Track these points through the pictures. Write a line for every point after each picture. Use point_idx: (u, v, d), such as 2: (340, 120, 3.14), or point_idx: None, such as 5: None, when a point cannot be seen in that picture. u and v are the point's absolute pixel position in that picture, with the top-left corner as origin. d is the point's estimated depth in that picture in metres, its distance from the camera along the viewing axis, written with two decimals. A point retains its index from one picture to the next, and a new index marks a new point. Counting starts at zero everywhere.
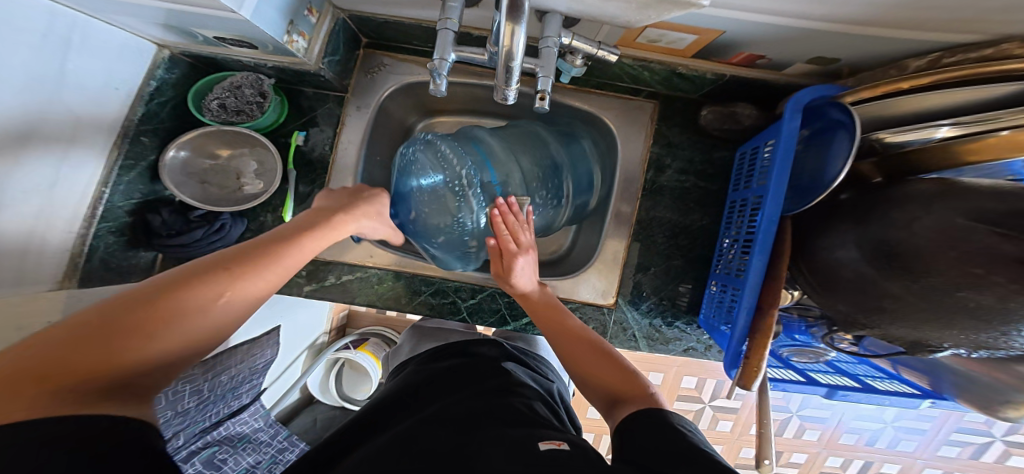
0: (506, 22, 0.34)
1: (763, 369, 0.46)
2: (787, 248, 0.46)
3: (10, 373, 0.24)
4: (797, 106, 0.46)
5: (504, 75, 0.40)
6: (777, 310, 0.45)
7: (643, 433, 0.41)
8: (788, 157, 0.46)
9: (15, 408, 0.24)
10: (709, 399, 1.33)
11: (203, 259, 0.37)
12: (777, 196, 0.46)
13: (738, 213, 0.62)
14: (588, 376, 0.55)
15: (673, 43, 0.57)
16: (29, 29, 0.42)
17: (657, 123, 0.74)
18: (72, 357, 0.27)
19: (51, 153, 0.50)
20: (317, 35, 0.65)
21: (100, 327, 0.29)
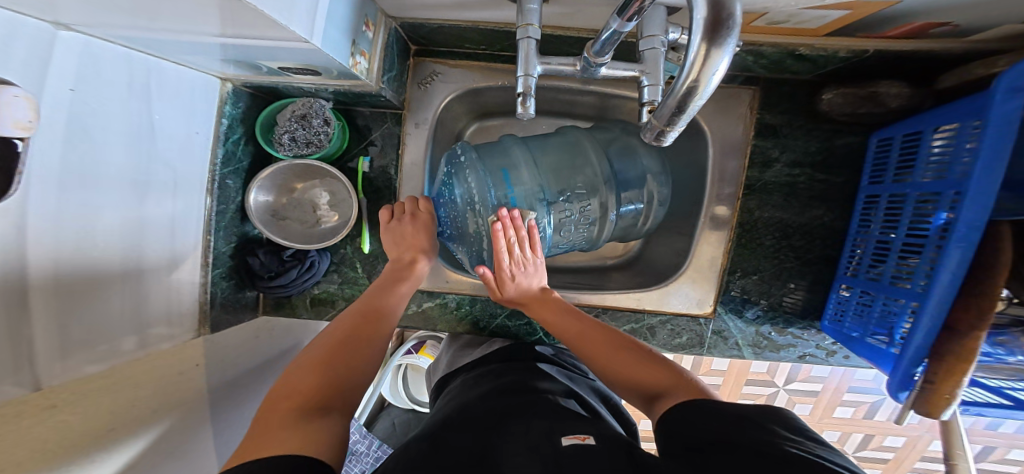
0: (699, 46, 0.24)
1: (955, 398, 0.47)
2: (1004, 268, 0.43)
3: (267, 409, 0.39)
4: (1019, 82, 0.37)
5: (665, 117, 0.31)
6: (983, 334, 0.44)
7: (681, 421, 0.40)
8: (1002, 149, 0.39)
9: (270, 437, 0.35)
10: (784, 383, 1.44)
11: (337, 321, 0.52)
12: (978, 200, 0.41)
13: (887, 214, 0.60)
14: (621, 381, 0.52)
15: (804, 22, 0.51)
16: (114, 83, 0.39)
17: (758, 113, 0.71)
18: (294, 386, 0.42)
19: (144, 212, 0.47)
20: (376, 52, 0.56)
21: (312, 370, 0.44)
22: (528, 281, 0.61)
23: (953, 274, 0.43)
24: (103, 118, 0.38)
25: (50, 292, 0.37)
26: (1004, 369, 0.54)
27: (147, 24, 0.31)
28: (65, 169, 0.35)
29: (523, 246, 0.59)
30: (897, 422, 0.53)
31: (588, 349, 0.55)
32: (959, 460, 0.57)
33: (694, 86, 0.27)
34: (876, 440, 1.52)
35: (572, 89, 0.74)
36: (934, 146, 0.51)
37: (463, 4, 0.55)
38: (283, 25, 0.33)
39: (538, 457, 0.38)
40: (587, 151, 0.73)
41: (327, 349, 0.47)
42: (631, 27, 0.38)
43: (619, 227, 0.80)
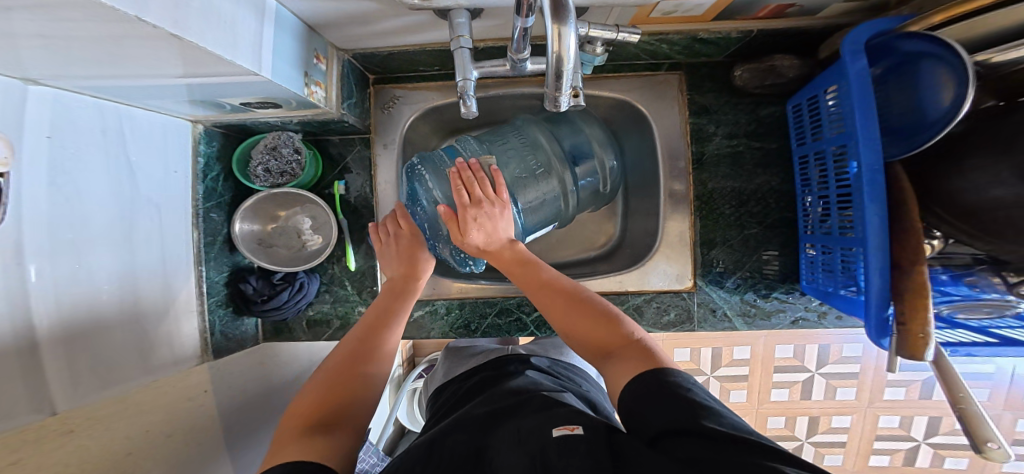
0: (552, 25, 0.32)
1: (932, 337, 0.43)
2: (911, 198, 0.46)
3: (290, 422, 0.43)
4: (857, 47, 0.47)
5: (554, 83, 0.39)
6: (924, 267, 0.45)
7: (641, 397, 0.39)
8: (868, 101, 0.45)
9: (285, 456, 0.38)
10: (816, 367, 1.41)
11: (348, 333, 0.55)
12: (869, 143, 0.45)
13: (816, 167, 0.62)
14: (569, 330, 0.53)
15: (690, 11, 0.59)
16: (90, 129, 0.45)
17: (687, 93, 0.75)
18: (314, 398, 0.45)
19: (127, 250, 0.51)
20: (332, 82, 0.63)
21: (329, 379, 0.48)
22: (489, 226, 0.60)
23: (878, 210, 0.45)
24: (81, 160, 0.44)
25: (55, 320, 0.42)
26: (982, 306, 0.51)
27: (108, 69, 0.37)
28: (53, 208, 0.41)
29: (484, 186, 0.61)
30: (888, 372, 0.49)
31: (547, 304, 0.55)
32: (966, 404, 0.47)
33: (560, 54, 0.35)
34: (948, 421, 1.44)
35: (523, 95, 0.80)
36: (829, 102, 0.56)
37: (399, 31, 0.62)
38: (228, 60, 0.39)
39: (525, 452, 0.38)
40: (536, 137, 0.76)
41: (336, 362, 0.50)
42: (532, 22, 0.43)
43: (585, 199, 0.83)
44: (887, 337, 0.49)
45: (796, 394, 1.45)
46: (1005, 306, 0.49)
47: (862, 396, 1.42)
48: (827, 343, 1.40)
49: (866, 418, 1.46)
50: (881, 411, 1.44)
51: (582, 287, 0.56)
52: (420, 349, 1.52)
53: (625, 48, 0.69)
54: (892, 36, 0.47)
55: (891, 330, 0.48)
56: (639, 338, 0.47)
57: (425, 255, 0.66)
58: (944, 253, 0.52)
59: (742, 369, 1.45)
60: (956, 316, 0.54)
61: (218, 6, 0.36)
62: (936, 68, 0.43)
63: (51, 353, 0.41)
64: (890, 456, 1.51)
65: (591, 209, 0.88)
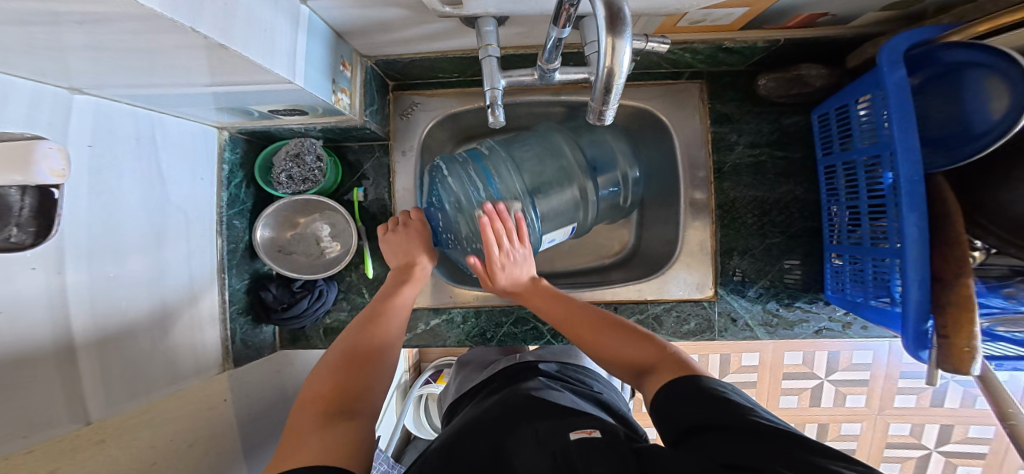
0: (607, 39, 0.32)
1: (978, 351, 0.43)
2: (955, 210, 0.45)
3: (302, 407, 0.44)
4: (893, 57, 0.46)
5: (601, 96, 0.39)
6: (969, 280, 0.44)
7: (673, 399, 0.40)
8: (906, 110, 0.44)
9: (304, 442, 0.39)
10: (826, 374, 1.39)
11: (352, 324, 0.56)
12: (908, 155, 0.44)
13: (844, 177, 0.62)
14: (609, 354, 0.52)
15: (719, 20, 0.58)
16: (127, 136, 0.45)
17: (709, 102, 0.75)
18: (325, 386, 0.46)
19: (155, 258, 0.50)
20: (356, 89, 0.63)
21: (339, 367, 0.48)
22: (514, 273, 0.62)
23: (918, 222, 0.44)
24: (120, 168, 0.44)
25: (89, 329, 0.41)
26: (1020, 319, 0.51)
27: (148, 78, 0.37)
28: (90, 216, 0.40)
29: (515, 239, 0.61)
30: (928, 385, 0.48)
31: (582, 338, 0.56)
32: (1015, 420, 0.46)
33: (612, 69, 0.34)
34: (959, 430, 1.42)
35: (542, 102, 0.79)
36: (861, 113, 0.55)
37: (424, 38, 0.62)
38: (267, 68, 0.38)
39: (547, 452, 0.39)
40: (559, 144, 0.76)
41: (342, 352, 0.50)
42: (567, 33, 0.43)
43: (604, 209, 0.83)
44: (926, 350, 0.48)
45: (805, 401, 1.44)
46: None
47: (872, 404, 1.41)
48: (838, 351, 1.38)
49: (876, 426, 1.44)
50: (891, 419, 1.43)
51: (614, 316, 0.57)
52: (425, 354, 1.51)
53: (650, 56, 0.68)
54: (934, 46, 0.46)
55: (930, 343, 0.48)
56: (672, 350, 0.48)
57: (422, 252, 0.66)
58: (982, 264, 0.53)
59: (751, 376, 1.43)
60: (995, 328, 0.53)
61: (259, 15, 0.36)
62: (987, 77, 0.43)
63: (87, 362, 0.41)
64: (900, 464, 1.50)
65: (608, 220, 0.88)
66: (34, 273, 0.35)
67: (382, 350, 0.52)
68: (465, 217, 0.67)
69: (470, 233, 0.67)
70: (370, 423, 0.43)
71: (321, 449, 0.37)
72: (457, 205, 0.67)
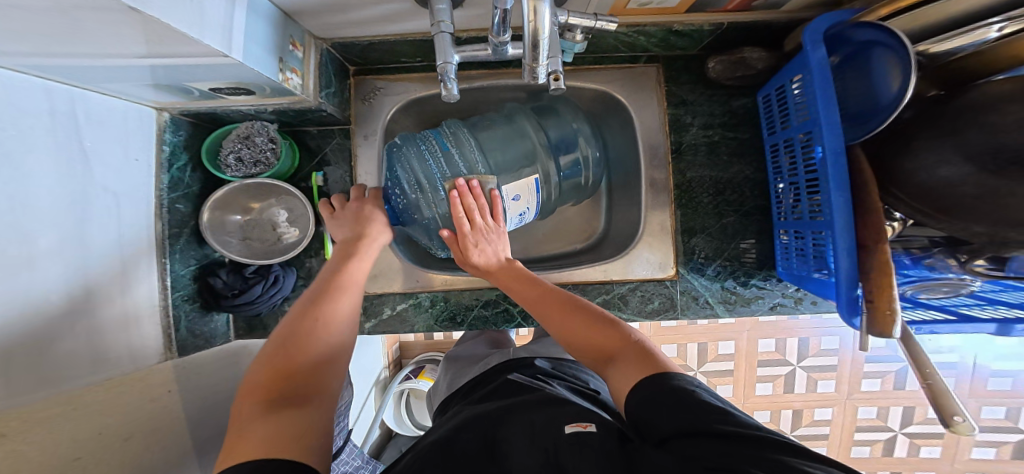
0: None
1: (898, 312, 0.45)
2: (870, 178, 0.48)
3: (243, 398, 0.42)
4: (816, 37, 0.49)
5: (531, 53, 0.39)
6: (888, 247, 0.46)
7: (643, 400, 0.40)
8: (829, 88, 0.47)
9: (243, 432, 0.37)
10: (797, 360, 1.44)
11: (297, 302, 0.54)
12: (832, 129, 0.47)
13: (784, 154, 0.64)
14: (567, 336, 0.54)
15: (664, 2, 0.60)
16: (38, 113, 0.42)
17: (666, 85, 0.77)
18: (267, 373, 0.44)
19: (74, 242, 0.47)
20: (309, 71, 0.62)
21: (282, 350, 0.47)
22: (490, 251, 0.63)
23: (843, 193, 0.47)
24: (36, 145, 0.42)
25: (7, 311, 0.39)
26: (941, 286, 0.54)
27: (67, 43, 0.36)
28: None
29: (484, 213, 0.63)
30: (861, 350, 0.51)
31: (552, 319, 0.55)
32: (934, 380, 0.49)
33: (536, 26, 0.35)
34: (920, 411, 1.49)
35: (505, 87, 0.80)
36: (795, 92, 0.58)
37: (375, 20, 0.62)
38: (194, 38, 0.37)
39: (538, 448, 0.41)
40: (523, 125, 0.77)
41: (284, 334, 0.48)
42: (511, 3, 0.43)
43: (567, 189, 0.85)
44: (858, 315, 0.50)
45: (779, 387, 1.48)
46: (961, 285, 0.53)
47: (840, 387, 1.47)
48: (807, 336, 1.43)
49: (846, 409, 1.49)
50: (859, 402, 1.48)
51: (580, 298, 0.57)
52: (405, 351, 1.50)
53: (604, 39, 0.70)
54: (846, 26, 0.48)
55: (862, 308, 0.50)
56: (636, 338, 0.49)
57: (379, 222, 0.65)
58: (905, 235, 0.55)
59: (727, 364, 1.47)
60: (918, 295, 0.56)
61: None
62: (886, 56, 0.45)
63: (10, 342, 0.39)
64: (869, 446, 1.55)
65: (574, 202, 0.89)
66: None
67: (329, 327, 0.51)
68: (425, 195, 0.68)
69: (430, 212, 0.69)
70: (326, 410, 0.43)
71: (269, 433, 0.37)
72: (417, 185, 0.68)
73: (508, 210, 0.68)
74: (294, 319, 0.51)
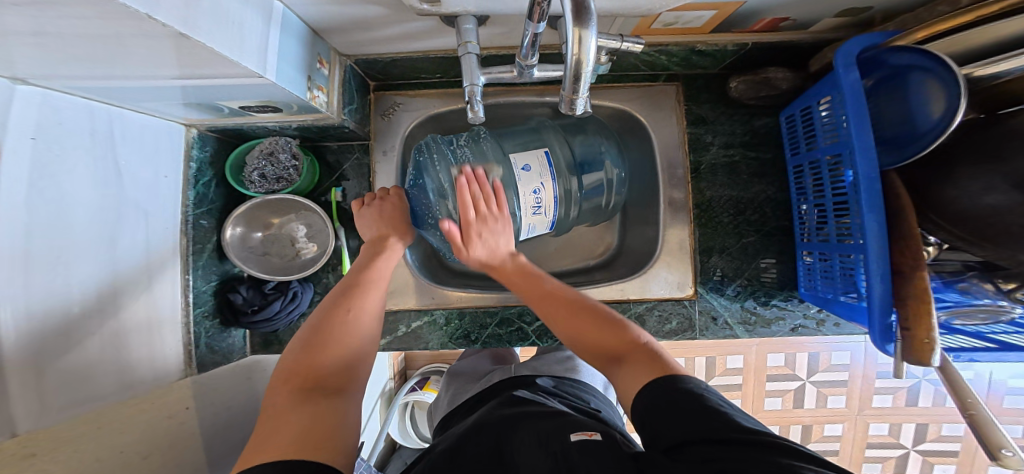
0: (573, 29, 0.32)
1: (937, 342, 0.44)
2: (907, 201, 0.47)
3: (278, 383, 0.43)
4: (849, 60, 0.48)
5: (571, 85, 0.39)
6: (925, 274, 0.45)
7: (650, 405, 0.40)
8: (861, 110, 0.47)
9: (277, 423, 0.38)
10: (807, 375, 1.42)
11: (328, 296, 0.54)
12: (865, 153, 0.46)
13: (810, 175, 0.64)
14: (571, 331, 0.55)
15: (690, 23, 0.60)
16: (76, 131, 0.42)
17: (686, 104, 0.77)
18: (298, 362, 0.45)
19: (102, 259, 0.47)
20: (334, 87, 0.62)
21: (313, 340, 0.47)
22: (492, 243, 0.61)
23: (877, 217, 0.46)
24: (72, 165, 0.42)
25: (25, 333, 0.37)
26: (976, 312, 0.52)
27: (110, 68, 0.36)
28: (32, 214, 0.37)
29: (490, 201, 0.60)
30: (895, 377, 0.49)
31: (560, 317, 0.56)
32: (976, 410, 0.47)
33: (580, 58, 0.35)
34: (933, 428, 1.46)
35: (524, 103, 0.80)
36: (822, 113, 0.57)
37: (401, 38, 0.62)
38: (233, 61, 0.38)
39: (547, 452, 0.40)
40: (552, 143, 0.79)
41: (315, 326, 0.49)
42: (543, 27, 0.43)
43: (585, 210, 0.85)
44: (891, 343, 0.49)
45: (789, 402, 1.45)
46: (999, 312, 0.51)
47: (852, 404, 1.44)
48: (818, 351, 1.42)
49: (857, 426, 1.47)
50: (870, 419, 1.46)
51: (587, 295, 0.59)
52: (410, 362, 1.49)
53: (626, 59, 0.70)
54: (881, 50, 0.49)
55: (896, 336, 0.49)
56: (645, 342, 0.50)
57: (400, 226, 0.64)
58: (937, 260, 0.55)
59: (736, 378, 1.44)
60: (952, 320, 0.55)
61: (226, 6, 0.35)
62: (925, 80, 0.45)
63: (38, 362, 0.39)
64: (881, 464, 1.52)
65: (588, 223, 0.88)
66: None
67: (357, 320, 0.51)
68: (445, 196, 0.68)
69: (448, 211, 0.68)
70: (352, 405, 0.44)
71: (300, 431, 0.37)
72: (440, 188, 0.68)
73: (525, 208, 0.67)
74: (322, 313, 0.51)
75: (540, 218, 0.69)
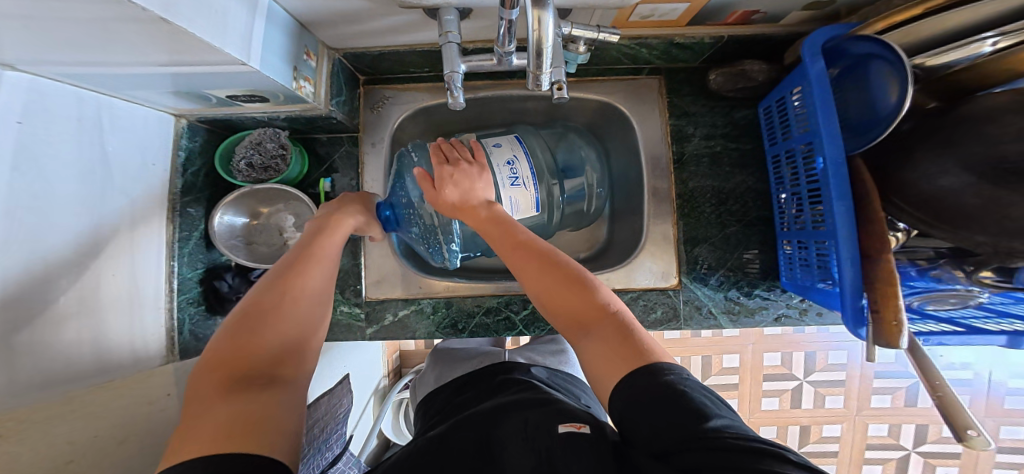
0: (533, 11, 0.34)
1: (905, 324, 0.44)
2: (873, 188, 0.48)
3: (203, 371, 0.38)
4: (815, 50, 0.50)
5: (536, 62, 0.40)
6: (891, 257, 0.46)
7: (632, 394, 0.38)
8: (828, 98, 0.48)
9: (203, 416, 0.34)
10: (803, 374, 1.42)
11: (265, 277, 0.49)
12: (833, 138, 0.48)
13: (787, 165, 0.65)
14: (542, 297, 0.50)
15: (665, 16, 0.62)
16: (65, 119, 0.44)
17: (667, 97, 0.78)
18: (229, 348, 0.40)
19: (85, 241, 0.48)
20: (321, 79, 0.64)
21: (246, 325, 0.42)
22: (465, 183, 0.59)
23: (844, 203, 0.47)
24: (56, 148, 0.43)
25: (6, 308, 0.38)
26: (948, 297, 0.53)
27: (96, 52, 0.38)
28: (16, 194, 0.39)
29: (465, 154, 0.63)
30: (867, 361, 0.50)
31: (517, 267, 0.53)
32: (943, 392, 0.47)
33: (540, 36, 0.36)
34: (934, 428, 1.45)
35: (510, 97, 0.82)
36: (795, 103, 0.59)
37: (386, 31, 0.63)
38: (216, 47, 0.39)
39: (532, 449, 0.41)
40: (534, 146, 0.82)
41: (248, 310, 0.44)
42: (516, 15, 0.45)
43: (568, 214, 0.87)
44: (864, 326, 0.50)
45: (785, 402, 1.45)
46: (969, 297, 0.52)
47: (850, 404, 1.44)
48: (813, 350, 1.42)
49: (856, 426, 1.46)
50: (869, 419, 1.45)
51: (556, 250, 0.53)
52: (405, 360, 1.50)
53: (608, 52, 0.72)
54: (843, 40, 0.49)
55: (868, 320, 0.49)
56: (614, 309, 0.46)
57: (354, 212, 0.62)
58: (909, 247, 0.56)
59: (731, 377, 1.45)
60: (925, 306, 0.56)
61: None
62: (885, 68, 0.46)
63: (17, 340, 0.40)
64: (881, 465, 1.51)
65: (573, 228, 0.90)
66: None
67: (301, 303, 0.47)
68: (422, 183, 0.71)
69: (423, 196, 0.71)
70: (291, 390, 0.40)
71: (232, 421, 0.33)
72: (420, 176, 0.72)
73: (501, 174, 0.69)
74: (256, 295, 0.46)
75: (518, 190, 0.69)
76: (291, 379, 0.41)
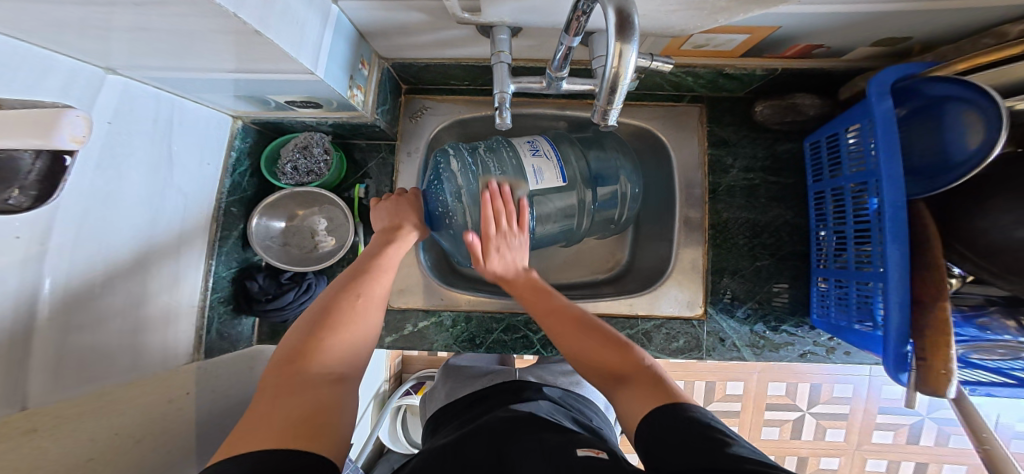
0: (615, 44, 0.34)
1: (953, 373, 0.44)
2: (932, 232, 0.48)
3: (281, 358, 0.44)
4: (883, 89, 0.49)
5: (606, 96, 0.40)
6: (945, 304, 0.46)
7: (662, 430, 0.40)
8: (893, 139, 0.47)
9: (270, 409, 0.38)
10: (808, 407, 1.39)
11: (337, 280, 0.54)
12: (892, 182, 0.47)
13: (833, 204, 0.64)
14: (579, 355, 0.54)
15: (721, 46, 0.61)
16: (144, 122, 0.48)
17: (707, 126, 0.78)
18: (303, 344, 0.45)
19: (136, 237, 0.50)
20: (371, 87, 0.64)
21: (319, 323, 0.47)
22: (509, 258, 0.63)
23: (900, 247, 0.46)
24: (132, 147, 0.47)
25: (60, 297, 0.41)
26: (996, 347, 0.53)
27: (178, 47, 0.38)
28: (92, 190, 0.43)
29: (510, 220, 0.62)
30: (907, 407, 0.49)
31: (558, 333, 0.57)
32: (990, 445, 0.48)
33: (618, 71, 0.36)
34: (933, 468, 1.43)
35: (549, 115, 0.82)
36: (850, 141, 0.58)
37: (440, 44, 0.63)
38: (292, 57, 0.40)
39: (550, 462, 0.41)
40: (567, 153, 0.79)
41: (321, 309, 0.49)
42: (578, 42, 0.45)
43: (597, 222, 0.85)
44: (905, 371, 0.49)
45: (786, 433, 1.43)
46: (1019, 348, 0.51)
47: (851, 439, 1.42)
48: (820, 383, 1.40)
49: (854, 461, 1.44)
50: (869, 455, 1.43)
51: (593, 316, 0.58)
52: (407, 365, 1.48)
53: (653, 77, 0.72)
54: (918, 80, 0.50)
55: (910, 365, 0.49)
56: (648, 364, 0.50)
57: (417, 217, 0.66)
58: (959, 293, 0.55)
59: (734, 405, 1.42)
60: (970, 355, 0.55)
61: (293, 7, 0.39)
62: (964, 110, 0.46)
63: (46, 340, 0.40)
64: None
65: (599, 235, 0.88)
66: (21, 242, 0.36)
67: (365, 307, 0.51)
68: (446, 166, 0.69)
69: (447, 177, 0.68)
70: (347, 395, 0.43)
71: (287, 418, 0.37)
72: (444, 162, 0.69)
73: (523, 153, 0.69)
74: (330, 295, 0.51)
75: (541, 160, 0.68)
76: (347, 386, 0.45)
